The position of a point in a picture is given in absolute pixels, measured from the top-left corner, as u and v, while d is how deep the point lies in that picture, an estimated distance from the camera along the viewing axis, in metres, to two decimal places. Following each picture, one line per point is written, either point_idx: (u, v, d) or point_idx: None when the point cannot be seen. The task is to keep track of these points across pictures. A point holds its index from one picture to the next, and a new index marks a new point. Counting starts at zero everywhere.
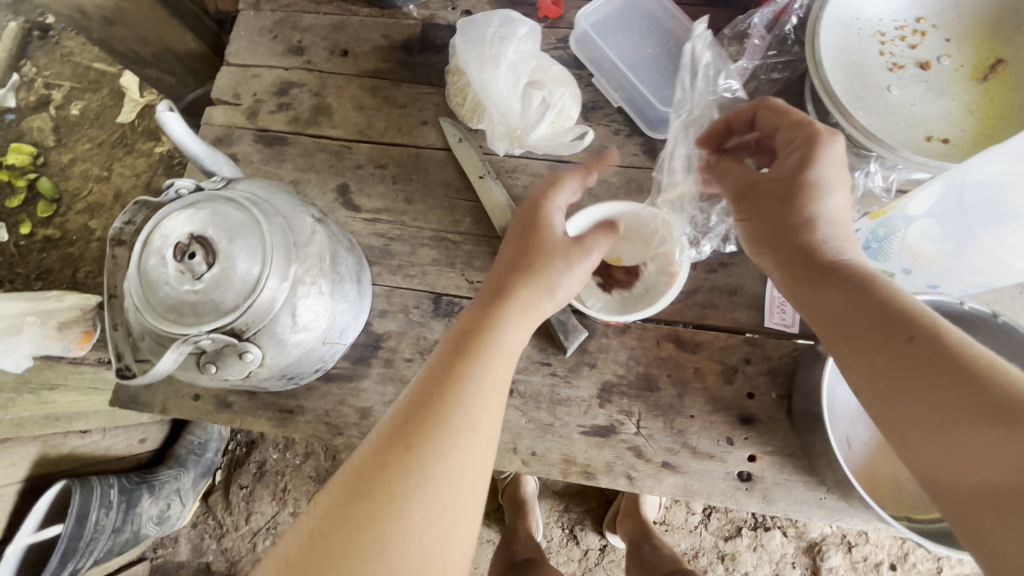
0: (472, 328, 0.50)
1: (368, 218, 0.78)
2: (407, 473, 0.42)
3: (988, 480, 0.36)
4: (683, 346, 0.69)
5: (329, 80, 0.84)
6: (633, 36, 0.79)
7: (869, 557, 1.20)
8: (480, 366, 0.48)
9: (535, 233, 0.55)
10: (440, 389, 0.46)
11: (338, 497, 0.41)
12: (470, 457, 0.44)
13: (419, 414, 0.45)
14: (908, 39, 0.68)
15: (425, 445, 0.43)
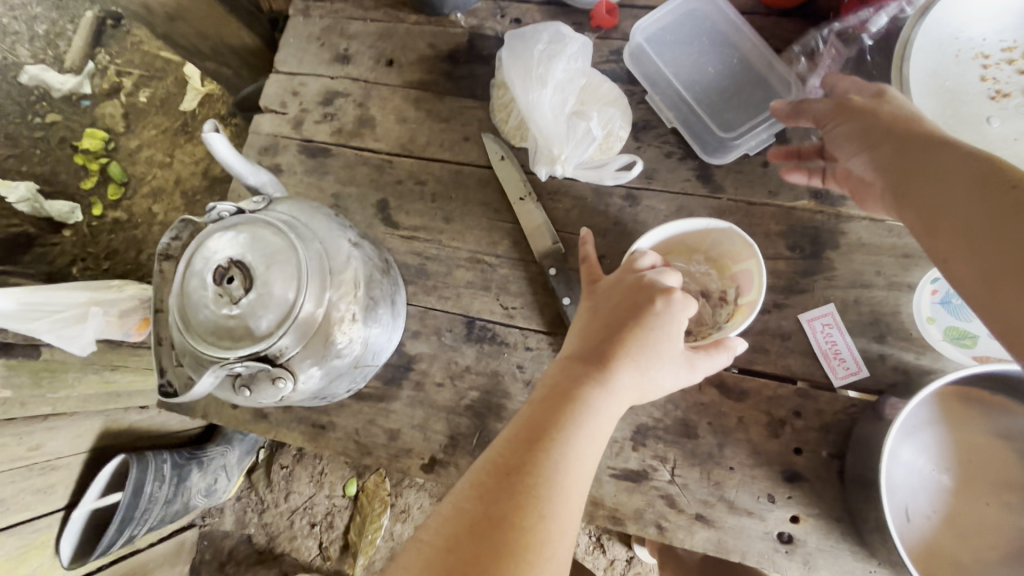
0: (576, 389, 0.50)
1: (406, 235, 0.77)
2: (536, 539, 0.43)
3: None
4: (726, 393, 0.65)
5: (374, 90, 0.83)
6: (693, 52, 0.73)
7: None
8: (587, 433, 0.49)
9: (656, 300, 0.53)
10: (555, 450, 0.47)
11: (462, 545, 0.42)
12: (572, 509, 0.46)
13: (537, 476, 0.46)
14: (1017, 63, 0.59)
15: (539, 501, 0.45)
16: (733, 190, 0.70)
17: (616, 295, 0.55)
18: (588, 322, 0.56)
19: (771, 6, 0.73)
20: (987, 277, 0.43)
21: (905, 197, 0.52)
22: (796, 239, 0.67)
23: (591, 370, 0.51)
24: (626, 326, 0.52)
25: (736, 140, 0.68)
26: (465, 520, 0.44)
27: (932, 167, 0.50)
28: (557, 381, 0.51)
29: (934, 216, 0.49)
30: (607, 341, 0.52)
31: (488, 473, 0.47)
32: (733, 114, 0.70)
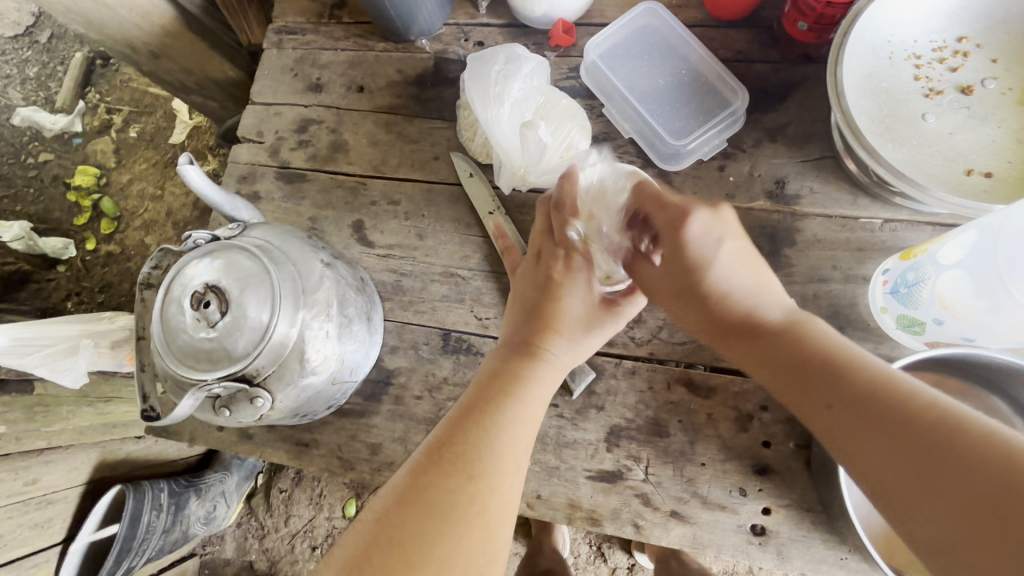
0: (510, 367, 0.54)
1: (381, 253, 0.79)
2: (469, 503, 0.46)
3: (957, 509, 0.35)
4: (695, 391, 0.67)
5: (346, 116, 0.86)
6: (646, 65, 0.76)
7: None
8: (521, 401, 0.52)
9: (575, 258, 0.57)
10: (485, 421, 0.50)
11: (396, 514, 0.45)
12: (510, 473, 0.49)
13: (469, 446, 0.48)
14: (948, 62, 0.62)
15: (477, 469, 0.47)
16: (692, 195, 0.73)
17: (541, 267, 0.59)
18: (512, 304, 0.61)
19: (718, 19, 0.77)
20: (887, 483, 0.39)
21: (760, 356, 0.51)
22: (754, 238, 0.70)
23: (517, 347, 0.56)
24: (542, 296, 0.57)
25: (689, 146, 0.72)
26: (399, 494, 0.46)
27: (767, 345, 0.50)
28: (488, 365, 0.56)
29: (800, 382, 0.47)
30: (535, 316, 0.57)
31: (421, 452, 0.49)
32: (685, 122, 0.73)
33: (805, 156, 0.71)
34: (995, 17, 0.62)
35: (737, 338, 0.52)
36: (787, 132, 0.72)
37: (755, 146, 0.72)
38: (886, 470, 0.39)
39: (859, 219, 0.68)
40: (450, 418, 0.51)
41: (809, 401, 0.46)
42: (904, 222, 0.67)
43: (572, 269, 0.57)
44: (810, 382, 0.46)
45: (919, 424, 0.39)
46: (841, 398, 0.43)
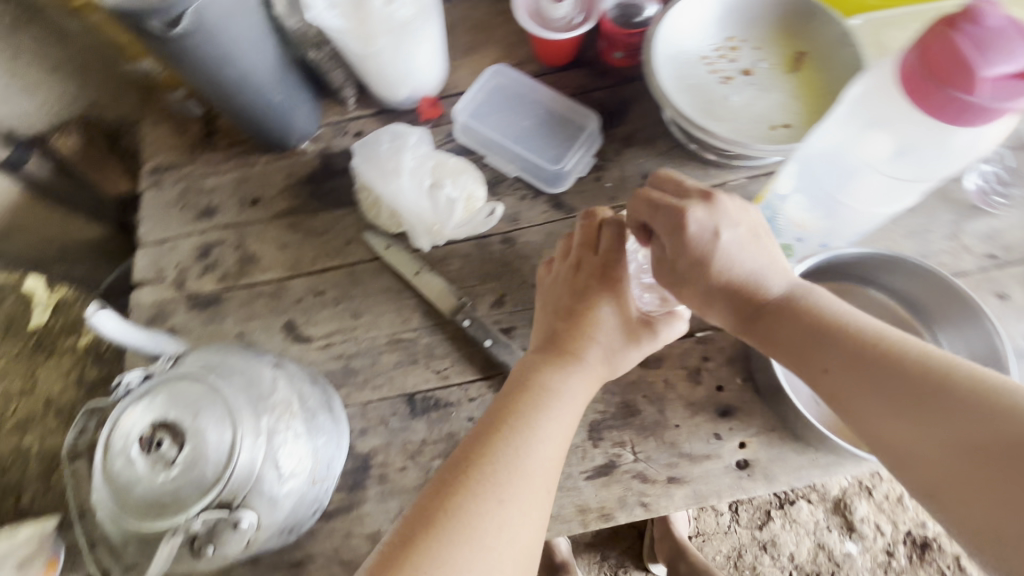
0: (537, 376, 0.63)
1: (322, 344, 0.80)
2: (474, 514, 0.52)
3: (941, 456, 0.46)
4: (646, 364, 0.74)
5: (248, 230, 0.88)
6: (508, 113, 0.89)
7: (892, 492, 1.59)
8: (552, 420, 0.60)
9: (591, 313, 0.66)
10: (514, 439, 0.57)
11: (422, 524, 0.52)
12: (524, 490, 0.55)
13: (496, 457, 0.56)
14: (728, 55, 0.81)
15: (480, 485, 0.54)
16: (584, 206, 0.84)
17: (580, 274, 0.68)
18: (546, 308, 0.70)
19: (551, 65, 0.93)
20: (889, 429, 0.49)
21: (765, 333, 0.58)
22: None
23: (546, 362, 0.64)
24: (569, 326, 0.66)
25: (566, 168, 0.85)
26: (434, 496, 0.54)
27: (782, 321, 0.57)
28: (523, 377, 0.63)
29: (793, 354, 0.56)
30: (562, 332, 0.66)
31: (455, 464, 0.56)
32: (557, 150, 0.86)
33: (658, 151, 0.86)
34: (745, 19, 0.82)
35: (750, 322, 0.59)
36: (636, 138, 0.87)
37: (618, 154, 0.86)
38: (899, 417, 0.49)
39: (715, 186, 0.83)
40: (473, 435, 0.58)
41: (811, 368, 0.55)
42: (746, 178, 0.83)
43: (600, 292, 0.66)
44: (804, 346, 0.55)
45: (905, 375, 0.49)
46: (847, 368, 0.52)
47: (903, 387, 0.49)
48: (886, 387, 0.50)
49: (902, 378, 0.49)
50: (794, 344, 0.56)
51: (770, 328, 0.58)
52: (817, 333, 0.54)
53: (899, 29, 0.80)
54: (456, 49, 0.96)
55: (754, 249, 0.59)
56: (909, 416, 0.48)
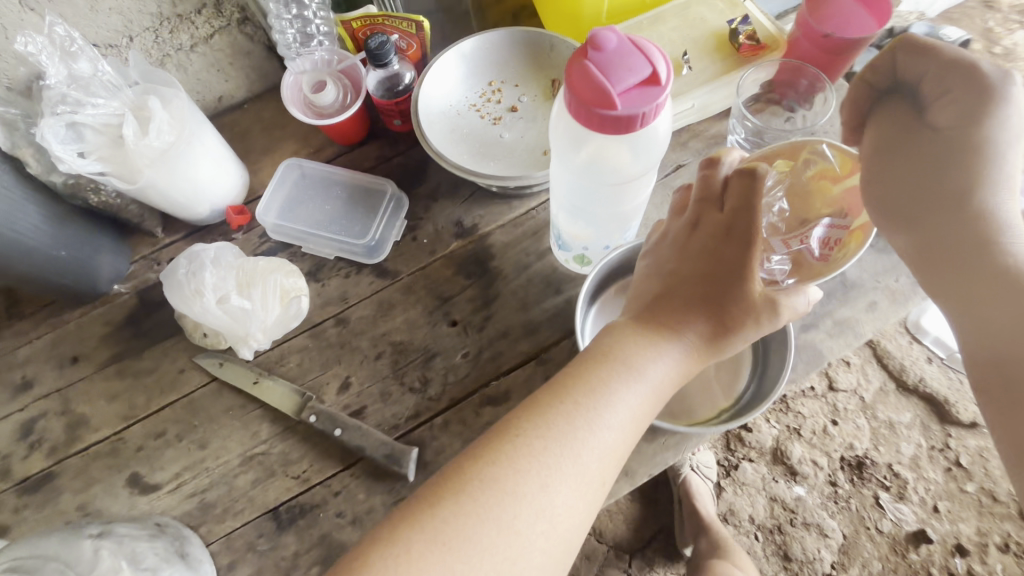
0: (627, 345, 0.59)
1: (172, 487, 0.75)
2: (520, 479, 0.52)
3: (1006, 359, 0.56)
4: (496, 402, 0.76)
5: (71, 391, 0.82)
6: (311, 200, 0.89)
7: (816, 425, 1.68)
8: (639, 395, 0.57)
9: (750, 271, 0.59)
10: (575, 419, 0.55)
11: (454, 498, 0.51)
12: (580, 471, 0.54)
13: (555, 433, 0.54)
14: (493, 98, 0.86)
15: (517, 461, 0.52)
16: (407, 267, 0.86)
17: (695, 236, 0.63)
18: (645, 273, 0.66)
19: (347, 143, 0.95)
20: (989, 326, 0.57)
21: (927, 236, 0.61)
22: (466, 269, 0.85)
23: (632, 334, 0.60)
24: (681, 286, 0.62)
25: (379, 237, 0.87)
26: (476, 457, 0.53)
27: (950, 219, 0.60)
28: (602, 346, 0.60)
29: (948, 258, 0.60)
30: (704, 293, 0.60)
31: (517, 416, 0.56)
32: (362, 224, 0.87)
33: (463, 197, 0.90)
34: (500, 61, 0.86)
35: (899, 211, 0.62)
36: (440, 190, 0.91)
37: (427, 209, 0.89)
38: (995, 319, 0.57)
39: (521, 215, 0.88)
40: (529, 406, 0.57)
41: (954, 267, 0.60)
42: (545, 200, 0.89)
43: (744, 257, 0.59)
44: (950, 245, 0.60)
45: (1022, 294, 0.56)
46: (992, 268, 0.58)
47: (1005, 271, 0.57)
48: (1017, 292, 0.56)
49: (1011, 280, 0.56)
50: (950, 235, 0.60)
51: (935, 223, 0.60)
52: (959, 233, 0.59)
53: None
54: (254, 152, 0.98)
55: (919, 171, 0.61)
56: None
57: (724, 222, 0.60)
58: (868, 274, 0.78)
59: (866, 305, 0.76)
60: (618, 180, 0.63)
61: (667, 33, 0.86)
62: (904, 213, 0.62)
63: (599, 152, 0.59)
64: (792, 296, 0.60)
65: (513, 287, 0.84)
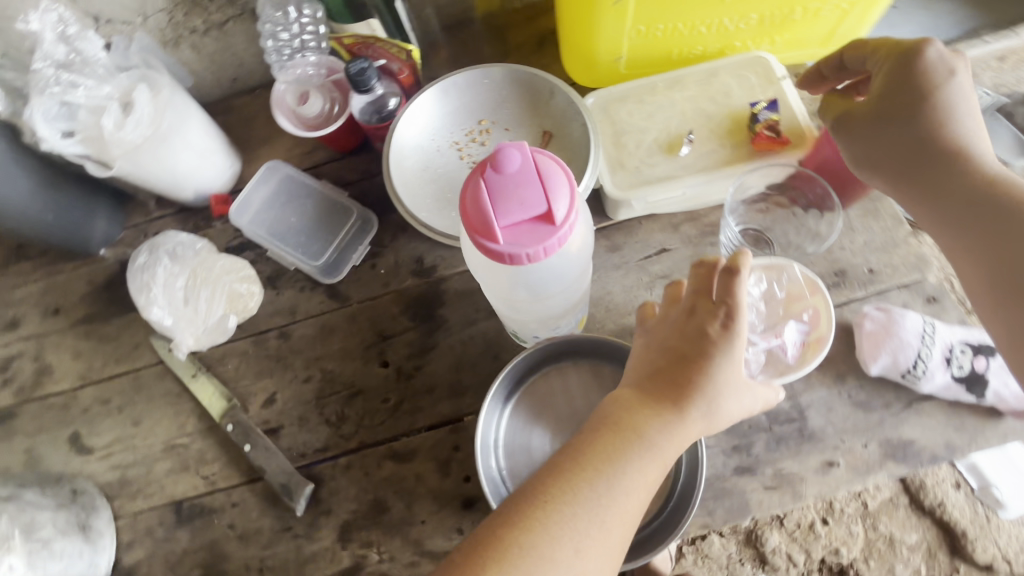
0: (633, 416, 0.54)
1: (102, 454, 0.81)
2: (537, 555, 0.49)
3: (999, 255, 0.53)
4: (400, 459, 0.75)
5: (46, 340, 0.90)
6: (282, 207, 0.88)
7: (801, 520, 1.13)
8: (655, 461, 0.53)
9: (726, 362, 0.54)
10: (598, 484, 0.51)
11: (494, 565, 0.48)
12: (608, 530, 0.51)
13: (584, 501, 0.51)
14: (479, 139, 0.81)
15: (537, 532, 0.49)
16: (358, 295, 0.84)
17: (681, 322, 0.57)
18: (637, 357, 0.60)
19: (339, 151, 0.92)
20: (955, 216, 0.57)
21: (941, 201, 0.58)
22: (413, 311, 0.82)
23: (640, 402, 0.55)
24: (682, 360, 0.55)
25: (336, 259, 0.85)
26: (506, 525, 0.50)
27: (958, 179, 0.58)
28: (607, 410, 0.56)
29: (932, 197, 0.59)
30: (680, 374, 0.55)
31: (540, 483, 0.52)
32: (319, 244, 0.86)
33: None
34: (495, 102, 0.81)
35: (912, 179, 0.61)
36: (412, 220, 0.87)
37: (393, 239, 0.86)
38: (989, 220, 0.55)
39: None
40: (546, 470, 0.53)
41: (964, 214, 0.57)
42: None
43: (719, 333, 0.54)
44: (908, 150, 0.60)
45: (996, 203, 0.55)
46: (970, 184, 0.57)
47: (998, 203, 0.55)
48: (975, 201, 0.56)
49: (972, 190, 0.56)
50: (948, 211, 0.58)
51: (941, 182, 0.59)
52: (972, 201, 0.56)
53: (633, 104, 0.78)
54: (254, 140, 0.98)
55: (914, 164, 0.60)
56: (993, 229, 0.54)
57: (706, 318, 0.55)
58: (835, 430, 0.67)
59: (819, 465, 0.67)
60: (538, 296, 0.55)
61: (680, 101, 0.77)
62: (916, 183, 0.60)
63: (519, 278, 0.50)
64: (747, 398, 0.56)
65: (454, 341, 0.80)
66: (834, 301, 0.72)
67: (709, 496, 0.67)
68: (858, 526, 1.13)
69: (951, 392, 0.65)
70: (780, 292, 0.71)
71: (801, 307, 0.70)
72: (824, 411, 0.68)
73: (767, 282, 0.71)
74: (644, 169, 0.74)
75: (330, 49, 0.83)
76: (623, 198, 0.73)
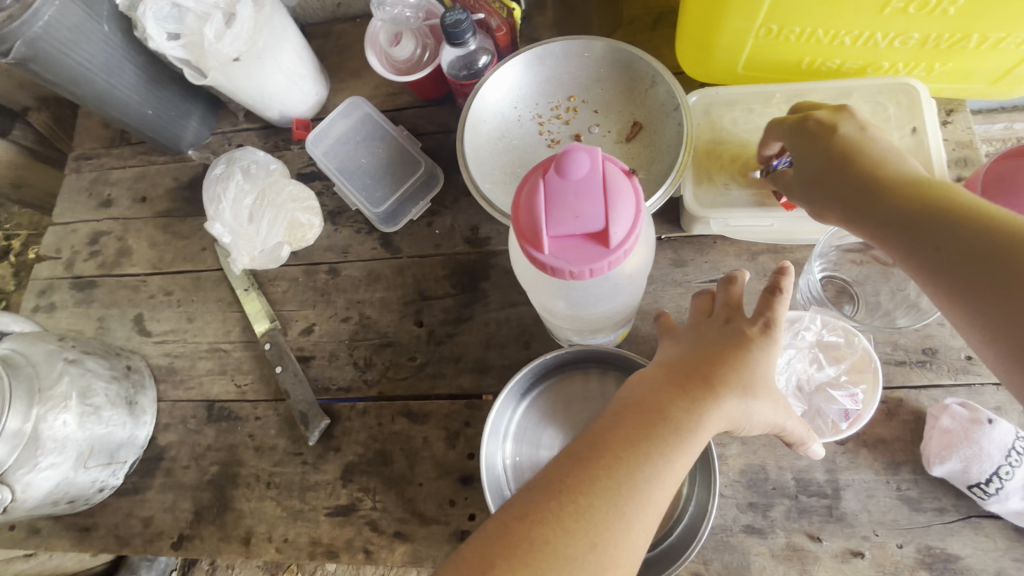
0: (664, 401, 0.48)
1: (157, 340, 0.89)
2: (553, 547, 0.43)
3: (972, 271, 0.44)
4: (412, 419, 0.76)
5: (131, 225, 0.97)
6: (357, 146, 0.88)
7: None
8: (689, 448, 0.47)
9: (766, 362, 0.50)
10: (623, 471, 0.45)
11: (504, 558, 0.43)
12: (636, 519, 0.45)
13: (607, 491, 0.45)
14: (563, 117, 0.76)
15: (551, 521, 0.44)
16: (408, 249, 0.84)
17: (710, 325, 0.54)
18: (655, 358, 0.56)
19: (424, 99, 0.90)
20: (920, 249, 0.48)
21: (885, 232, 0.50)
22: (457, 278, 0.81)
23: (672, 390, 0.49)
24: (715, 352, 0.50)
25: (396, 210, 0.85)
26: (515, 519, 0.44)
27: (888, 207, 0.50)
28: (633, 395, 0.50)
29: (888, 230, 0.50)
30: (707, 366, 0.50)
31: (553, 475, 0.46)
32: (382, 192, 0.85)
33: None
34: (590, 80, 0.76)
35: (858, 212, 0.52)
36: None
37: (455, 201, 0.85)
38: (944, 248, 0.46)
39: None
40: (561, 456, 0.48)
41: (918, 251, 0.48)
42: None
43: (757, 337, 0.51)
44: (849, 190, 0.53)
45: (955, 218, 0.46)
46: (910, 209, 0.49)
47: (947, 228, 0.46)
48: (927, 223, 0.48)
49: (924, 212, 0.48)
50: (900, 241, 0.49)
51: (878, 217, 0.51)
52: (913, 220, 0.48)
53: (741, 111, 0.70)
54: (344, 71, 0.97)
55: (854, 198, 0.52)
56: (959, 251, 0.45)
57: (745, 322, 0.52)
58: (870, 520, 0.61)
59: (841, 550, 0.61)
60: (579, 311, 0.53)
61: None
62: (864, 215, 0.51)
63: (563, 289, 0.48)
64: (783, 410, 0.52)
65: (489, 319, 0.79)
66: (910, 382, 0.64)
67: (709, 545, 0.63)
68: None
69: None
70: (835, 368, 0.64)
71: (858, 379, 0.62)
72: (863, 495, 0.62)
73: (829, 341, 0.65)
74: (733, 188, 0.68)
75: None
76: (700, 215, 0.66)
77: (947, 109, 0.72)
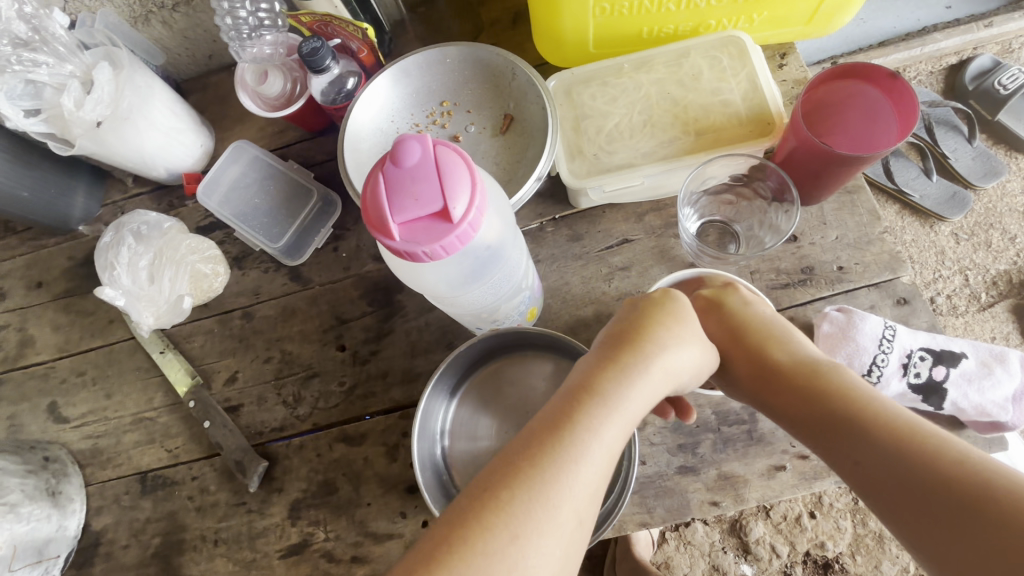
0: (603, 368, 0.49)
1: (76, 424, 0.85)
2: (510, 517, 0.40)
3: (885, 473, 0.44)
4: (350, 442, 0.76)
5: (29, 313, 0.93)
6: (250, 187, 0.88)
7: (788, 513, 1.21)
8: (631, 406, 0.47)
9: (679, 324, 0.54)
10: (574, 431, 0.44)
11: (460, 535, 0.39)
12: (589, 478, 0.43)
13: (559, 454, 0.43)
14: (438, 122, 0.78)
15: (506, 492, 0.41)
16: (319, 278, 0.85)
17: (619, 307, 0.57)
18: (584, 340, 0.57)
19: (309, 130, 0.91)
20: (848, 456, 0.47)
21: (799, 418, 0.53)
22: (372, 295, 0.82)
23: (609, 362, 0.49)
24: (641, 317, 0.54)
25: (298, 241, 0.86)
26: (469, 498, 0.41)
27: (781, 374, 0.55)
28: (577, 376, 0.49)
29: (786, 391, 0.54)
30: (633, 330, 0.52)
31: (492, 468, 0.43)
32: (280, 227, 0.86)
33: None
34: (458, 83, 0.79)
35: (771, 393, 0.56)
36: None
37: (357, 222, 0.86)
38: (850, 448, 0.47)
39: None
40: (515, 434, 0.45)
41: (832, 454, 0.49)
42: None
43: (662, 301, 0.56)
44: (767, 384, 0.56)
45: (861, 416, 0.48)
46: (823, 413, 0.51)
47: (850, 419, 0.48)
48: (859, 442, 0.47)
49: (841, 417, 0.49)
50: (827, 429, 0.50)
51: (808, 414, 0.52)
52: (828, 419, 0.50)
53: (597, 86, 0.75)
54: (227, 117, 0.97)
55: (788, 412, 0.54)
56: (871, 453, 0.46)
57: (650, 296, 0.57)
58: (785, 434, 0.65)
59: (764, 469, 0.65)
60: (462, 291, 0.54)
61: (646, 85, 0.74)
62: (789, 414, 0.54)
63: (435, 271, 0.50)
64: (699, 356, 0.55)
65: (409, 328, 0.80)
66: (796, 300, 0.69)
67: (649, 493, 0.66)
68: (847, 521, 1.19)
69: (905, 399, 0.63)
70: None
71: None
72: None
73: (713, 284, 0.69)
74: (602, 156, 0.72)
75: (289, 26, 0.82)
76: (578, 186, 0.70)
77: (782, 53, 0.79)
